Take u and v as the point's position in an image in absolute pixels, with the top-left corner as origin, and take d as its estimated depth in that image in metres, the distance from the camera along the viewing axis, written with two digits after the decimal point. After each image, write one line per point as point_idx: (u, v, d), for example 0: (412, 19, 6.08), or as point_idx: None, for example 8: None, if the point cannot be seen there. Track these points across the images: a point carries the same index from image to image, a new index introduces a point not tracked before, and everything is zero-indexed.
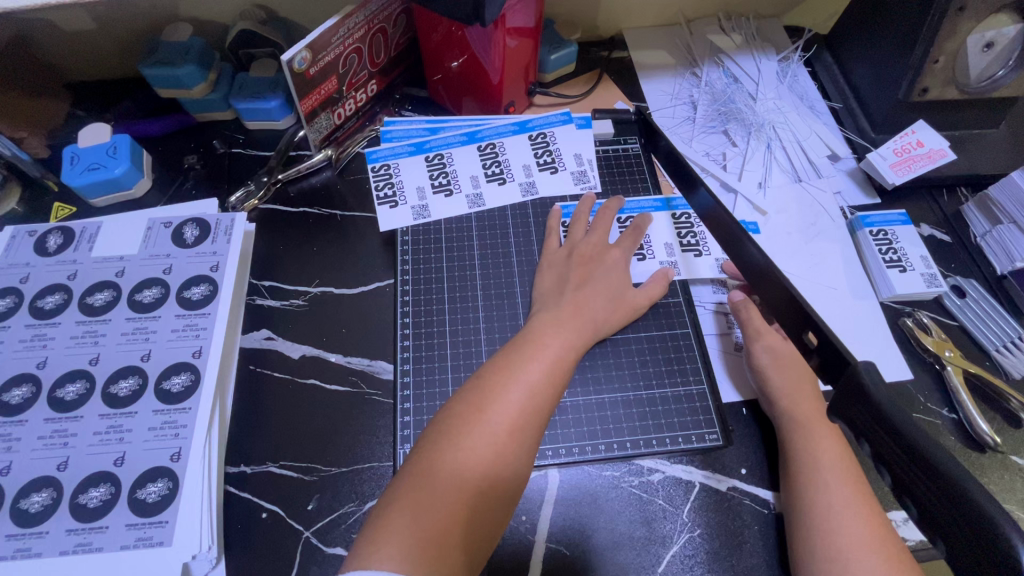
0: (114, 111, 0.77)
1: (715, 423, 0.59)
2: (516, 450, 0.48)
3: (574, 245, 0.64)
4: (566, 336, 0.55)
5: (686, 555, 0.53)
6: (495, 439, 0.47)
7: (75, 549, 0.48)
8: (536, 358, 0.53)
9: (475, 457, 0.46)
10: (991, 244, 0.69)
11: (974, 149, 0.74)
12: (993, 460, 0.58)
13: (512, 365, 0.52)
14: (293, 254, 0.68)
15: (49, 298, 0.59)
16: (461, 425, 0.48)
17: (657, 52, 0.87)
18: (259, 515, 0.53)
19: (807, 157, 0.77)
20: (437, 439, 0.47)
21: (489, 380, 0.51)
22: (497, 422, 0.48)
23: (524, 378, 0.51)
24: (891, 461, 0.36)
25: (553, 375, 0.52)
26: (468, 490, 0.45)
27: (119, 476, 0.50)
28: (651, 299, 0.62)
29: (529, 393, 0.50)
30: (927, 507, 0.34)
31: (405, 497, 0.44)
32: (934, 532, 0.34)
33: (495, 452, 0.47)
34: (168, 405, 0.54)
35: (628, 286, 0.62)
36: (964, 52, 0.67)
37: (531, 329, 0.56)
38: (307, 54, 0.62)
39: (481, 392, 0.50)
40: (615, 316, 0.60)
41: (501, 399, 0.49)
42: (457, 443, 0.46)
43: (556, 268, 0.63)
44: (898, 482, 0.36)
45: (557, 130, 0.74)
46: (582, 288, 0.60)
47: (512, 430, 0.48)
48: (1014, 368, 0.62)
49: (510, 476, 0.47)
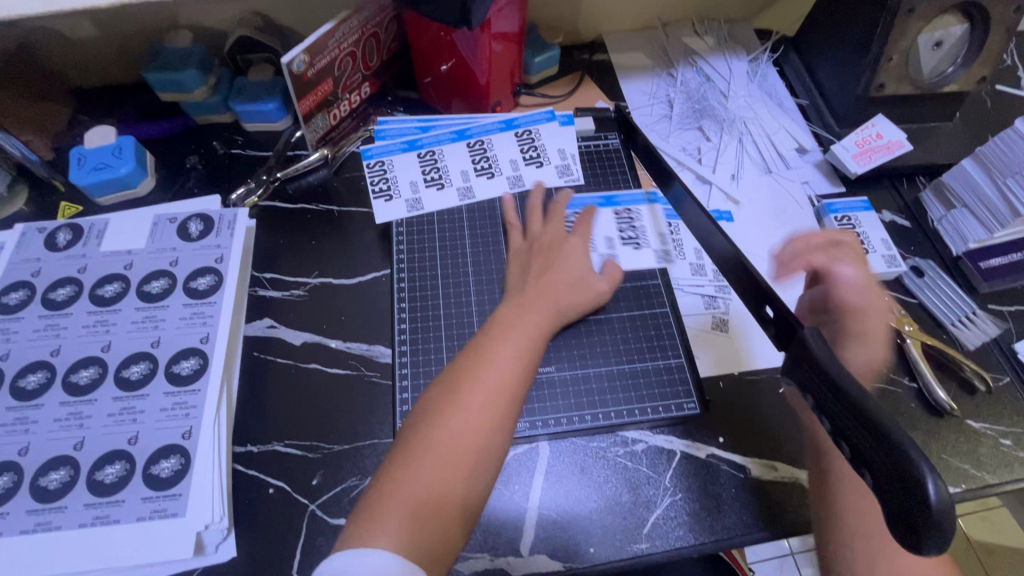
0: (117, 115, 0.80)
1: (694, 395, 0.63)
2: (488, 429, 0.51)
3: (534, 237, 0.69)
4: (534, 321, 0.59)
5: (669, 517, 0.57)
6: (467, 420, 0.51)
7: (93, 522, 0.50)
8: (501, 344, 0.56)
9: (449, 440, 0.49)
10: (946, 226, 0.74)
11: (930, 140, 0.80)
12: (950, 424, 0.63)
13: (481, 352, 0.55)
14: (293, 248, 0.71)
15: (60, 290, 0.62)
16: (436, 411, 0.51)
17: (635, 54, 0.92)
18: (267, 490, 0.56)
19: (776, 149, 0.83)
20: (415, 428, 0.51)
21: (461, 369, 0.54)
22: (469, 407, 0.51)
23: (494, 360, 0.54)
24: (837, 419, 0.36)
25: (521, 359, 0.55)
26: (447, 471, 0.48)
27: (132, 453, 0.53)
28: (611, 284, 0.66)
29: (498, 376, 0.53)
30: (858, 446, 0.35)
31: (388, 483, 0.48)
32: (863, 469, 0.34)
33: (468, 432, 0.50)
34: (178, 387, 0.57)
35: (589, 271, 0.65)
36: (915, 50, 0.73)
37: (501, 316, 0.60)
38: (305, 57, 0.65)
39: (454, 379, 0.53)
40: (580, 300, 0.63)
41: (473, 385, 0.52)
42: (432, 429, 0.50)
43: (521, 258, 0.67)
44: (836, 430, 0.36)
45: (542, 127, 0.79)
46: (542, 275, 0.63)
47: (484, 411, 0.51)
48: (969, 340, 0.67)
49: (487, 451, 0.50)
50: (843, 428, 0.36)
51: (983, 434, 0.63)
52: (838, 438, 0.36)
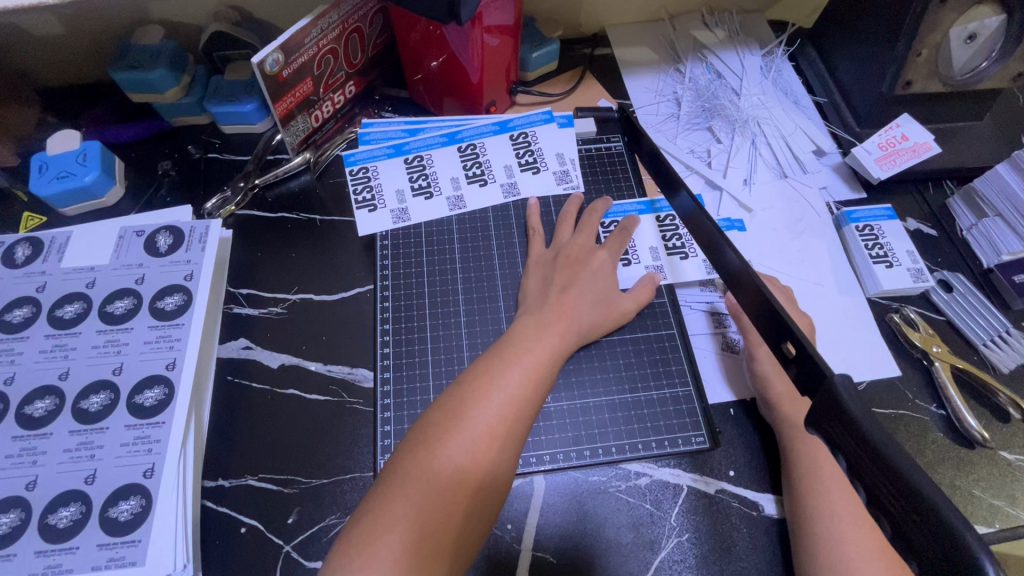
0: (86, 116, 0.75)
1: (702, 426, 0.58)
2: (494, 458, 0.45)
3: (560, 247, 0.64)
4: (551, 341, 0.54)
5: (674, 560, 0.52)
6: (479, 445, 0.45)
7: (44, 571, 0.46)
8: (518, 362, 0.51)
9: (452, 466, 0.44)
10: (976, 236, 0.68)
11: (959, 141, 0.74)
12: (982, 456, 0.58)
13: (490, 370, 0.50)
14: (271, 261, 0.66)
15: (16, 311, 0.57)
16: (443, 432, 0.45)
17: (640, 48, 0.86)
18: (238, 530, 0.52)
19: (792, 152, 0.77)
20: (413, 449, 0.45)
21: (467, 388, 0.49)
22: (475, 431, 0.46)
23: (510, 379, 0.49)
24: (872, 486, 0.32)
25: (533, 381, 0.50)
26: (445, 502, 0.43)
27: (90, 494, 0.49)
28: (637, 304, 0.61)
29: (508, 400, 0.48)
30: (899, 523, 0.30)
31: (379, 511, 0.42)
32: (908, 553, 0.30)
33: (478, 458, 0.45)
34: (140, 420, 0.52)
35: (613, 289, 0.61)
36: (947, 45, 0.66)
37: (515, 332, 0.55)
38: (279, 56, 0.60)
39: (459, 399, 0.48)
40: (599, 322, 0.59)
41: (480, 407, 0.47)
42: (433, 452, 0.44)
43: (542, 269, 0.62)
44: (873, 501, 0.32)
45: (539, 129, 0.73)
46: (566, 290, 0.59)
47: (497, 436, 0.46)
48: (1002, 362, 0.61)
49: (495, 482, 0.45)
50: (879, 498, 0.31)
51: (1017, 467, 0.57)
52: (875, 510, 0.32)
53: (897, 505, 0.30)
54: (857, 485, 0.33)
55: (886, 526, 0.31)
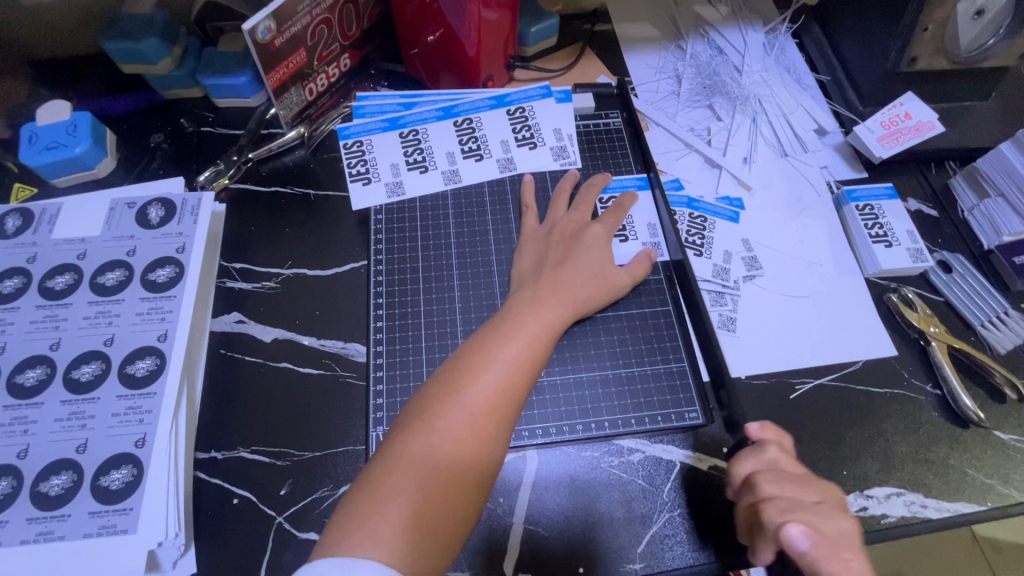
0: (77, 89, 0.74)
1: (696, 402, 0.58)
2: (492, 432, 0.45)
3: (554, 224, 0.63)
4: (547, 315, 0.54)
5: (665, 535, 0.52)
6: (475, 419, 0.45)
7: (36, 538, 0.46)
8: (515, 337, 0.51)
9: (450, 440, 0.44)
10: (977, 217, 0.68)
11: (963, 121, 0.73)
12: (977, 435, 0.58)
13: (486, 345, 0.50)
14: (264, 235, 0.66)
15: (7, 281, 0.57)
16: (439, 407, 0.45)
17: (641, 24, 0.84)
18: (231, 501, 0.52)
19: (793, 131, 0.76)
20: (411, 421, 0.45)
21: (464, 363, 0.48)
22: (473, 404, 0.45)
23: (506, 354, 0.49)
24: None
25: (531, 355, 0.50)
26: (444, 474, 0.43)
27: (81, 463, 0.49)
28: (634, 279, 0.61)
29: (505, 373, 0.48)
30: None
31: (378, 481, 0.42)
32: None
33: (475, 431, 0.45)
34: (132, 390, 0.52)
35: (610, 265, 0.60)
36: (954, 20, 0.65)
37: (510, 309, 0.54)
38: (271, 24, 0.59)
39: (457, 372, 0.48)
40: (596, 296, 0.58)
41: (477, 381, 0.47)
42: (431, 425, 0.44)
43: (535, 246, 0.62)
44: None
45: (536, 104, 0.72)
46: (562, 266, 0.58)
47: (492, 409, 0.46)
48: (999, 343, 0.61)
49: (491, 455, 0.45)
50: None
51: (1011, 447, 0.57)
52: None
53: None
54: None
55: None
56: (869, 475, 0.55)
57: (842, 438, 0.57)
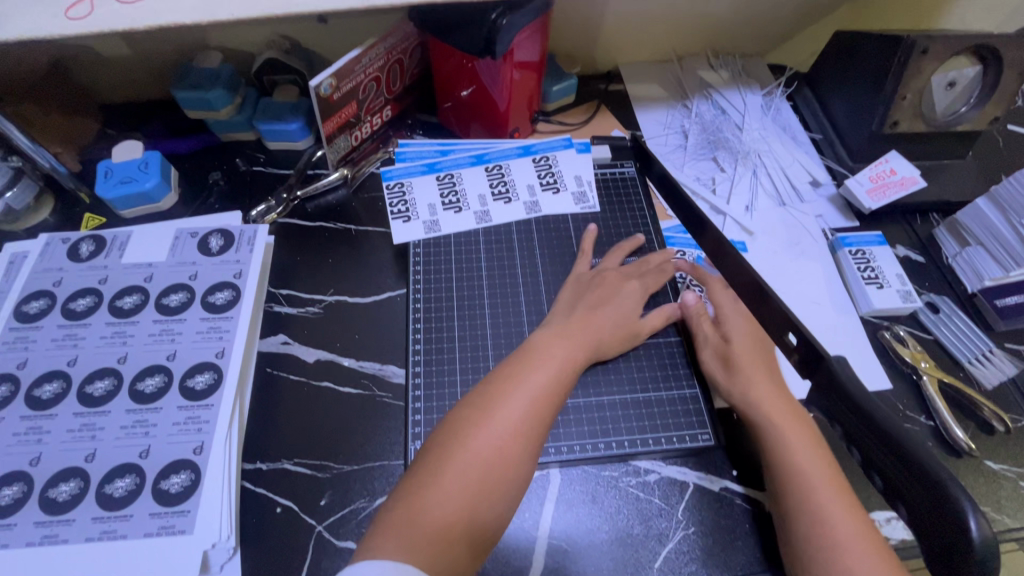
0: (143, 131, 0.82)
1: (708, 424, 0.62)
2: (517, 454, 0.49)
3: (603, 270, 0.69)
4: (572, 353, 0.59)
5: (681, 551, 0.56)
6: (502, 441, 0.49)
7: (100, 536, 0.50)
8: (540, 368, 0.55)
9: (477, 461, 0.48)
10: (961, 264, 0.74)
11: (943, 177, 0.80)
12: (969, 464, 0.62)
13: (514, 375, 0.54)
14: (310, 265, 0.72)
15: (80, 300, 0.62)
16: (468, 430, 0.50)
17: (651, 85, 0.94)
18: (274, 509, 0.56)
19: (790, 183, 0.84)
20: (442, 443, 0.49)
21: (493, 390, 0.53)
22: (504, 425, 0.50)
23: (531, 384, 0.54)
24: (862, 443, 0.38)
25: (555, 386, 0.55)
26: (474, 488, 0.47)
27: (143, 467, 0.53)
28: (654, 329, 0.66)
29: (532, 401, 0.52)
30: (893, 481, 0.36)
31: (409, 499, 0.46)
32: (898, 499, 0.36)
33: (501, 453, 0.49)
34: (191, 402, 0.57)
35: (636, 314, 0.66)
36: (930, 90, 0.76)
37: (537, 343, 0.59)
38: (332, 81, 0.67)
39: (486, 398, 0.52)
40: (617, 342, 0.63)
41: (505, 407, 0.51)
42: (460, 447, 0.48)
43: (578, 286, 0.67)
44: (867, 460, 0.38)
45: (559, 154, 0.80)
46: (595, 307, 0.64)
47: (518, 434, 0.50)
48: (985, 379, 0.66)
49: (515, 475, 0.49)
50: (873, 459, 0.37)
51: (1002, 476, 0.61)
52: (869, 469, 0.38)
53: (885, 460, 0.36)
54: (872, 474, 0.38)
55: (880, 482, 0.38)
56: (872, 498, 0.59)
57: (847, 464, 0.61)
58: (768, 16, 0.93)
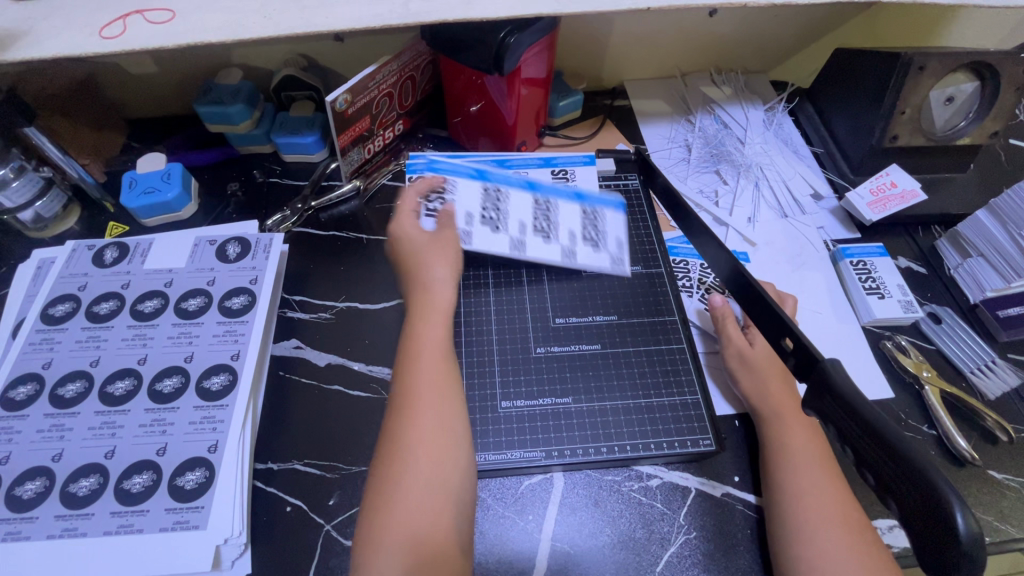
0: (166, 143, 0.86)
1: (709, 430, 0.62)
2: (449, 448, 0.52)
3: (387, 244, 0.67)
4: (438, 325, 0.60)
5: (682, 555, 0.56)
6: (433, 444, 0.52)
7: (118, 530, 0.52)
8: (429, 356, 0.57)
9: (423, 475, 0.50)
10: (963, 275, 0.75)
11: (944, 190, 0.82)
12: (972, 473, 0.62)
13: (409, 377, 0.55)
14: (323, 272, 0.74)
15: (104, 304, 0.65)
16: (404, 445, 0.51)
17: (655, 101, 0.96)
18: (283, 508, 0.57)
19: (792, 195, 0.85)
20: (383, 466, 0.51)
21: (399, 401, 0.54)
22: (428, 427, 0.52)
23: (428, 376, 0.55)
24: (856, 443, 0.39)
25: (446, 368, 0.57)
26: (433, 497, 0.49)
27: (160, 464, 0.55)
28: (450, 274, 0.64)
29: (437, 394, 0.54)
30: (883, 477, 0.37)
31: (378, 531, 0.48)
32: (887, 495, 0.37)
33: (438, 454, 0.51)
34: (207, 402, 0.59)
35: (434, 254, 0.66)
36: (928, 106, 0.77)
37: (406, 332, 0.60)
38: (347, 96, 0.70)
39: (397, 412, 0.53)
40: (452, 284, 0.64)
41: (420, 413, 0.53)
42: (400, 467, 0.50)
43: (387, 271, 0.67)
44: (859, 457, 0.39)
45: (578, 168, 0.83)
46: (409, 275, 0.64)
47: (442, 432, 0.52)
48: (989, 389, 0.66)
49: (458, 467, 0.52)
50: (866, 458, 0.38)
51: (1006, 486, 0.61)
52: (862, 467, 0.39)
53: (877, 456, 0.37)
54: (866, 474, 0.39)
55: (871, 480, 0.38)
56: (874, 506, 0.59)
57: (849, 471, 0.61)
58: (770, 35, 0.95)
